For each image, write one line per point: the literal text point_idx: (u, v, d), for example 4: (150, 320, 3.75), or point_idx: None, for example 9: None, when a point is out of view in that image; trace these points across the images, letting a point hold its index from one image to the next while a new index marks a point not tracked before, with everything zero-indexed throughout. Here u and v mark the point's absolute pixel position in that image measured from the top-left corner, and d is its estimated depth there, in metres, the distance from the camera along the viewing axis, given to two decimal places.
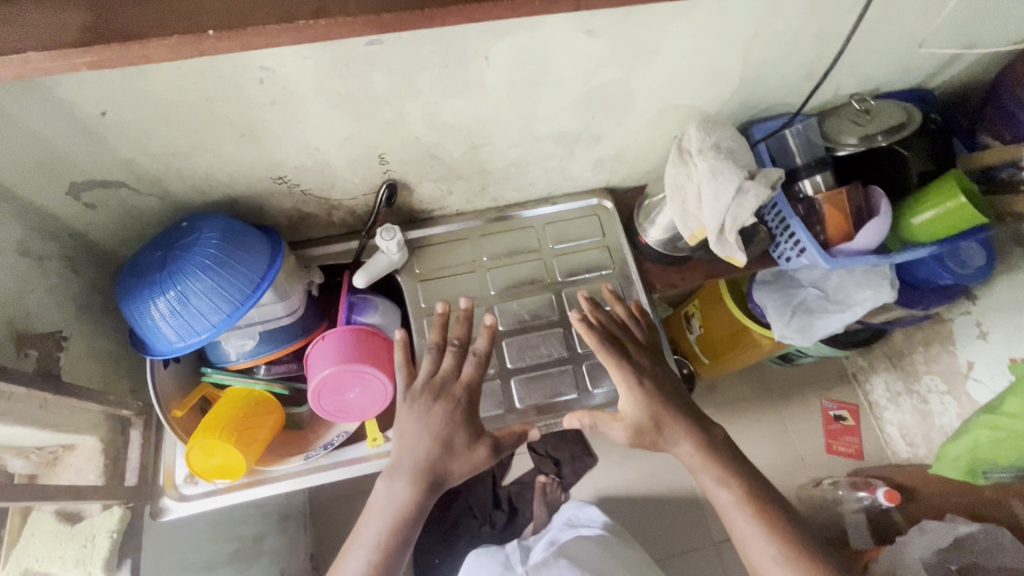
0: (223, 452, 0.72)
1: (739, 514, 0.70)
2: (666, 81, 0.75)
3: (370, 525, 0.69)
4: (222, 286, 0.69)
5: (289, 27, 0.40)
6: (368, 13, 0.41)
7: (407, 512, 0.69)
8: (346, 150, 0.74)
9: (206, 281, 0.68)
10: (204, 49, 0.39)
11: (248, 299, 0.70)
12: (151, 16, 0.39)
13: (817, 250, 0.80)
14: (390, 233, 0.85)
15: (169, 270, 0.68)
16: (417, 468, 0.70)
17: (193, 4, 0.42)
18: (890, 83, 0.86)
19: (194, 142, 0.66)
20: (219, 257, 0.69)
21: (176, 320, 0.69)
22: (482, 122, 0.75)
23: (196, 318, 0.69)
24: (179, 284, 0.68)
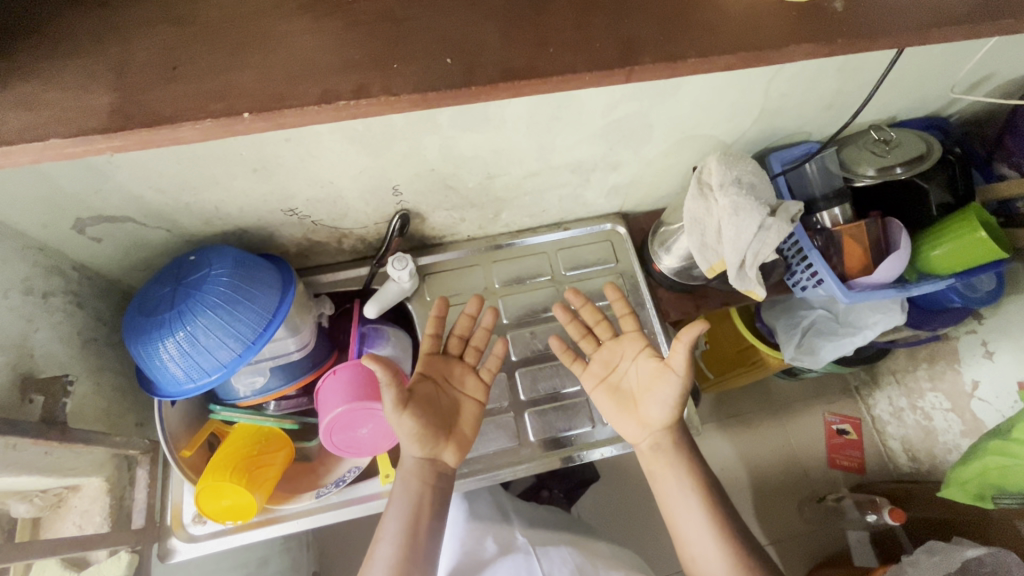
0: (233, 494, 0.69)
1: (696, 518, 0.73)
2: (686, 114, 0.74)
3: (391, 522, 0.71)
4: (234, 325, 0.67)
5: (329, 107, 0.37)
6: (414, 92, 0.37)
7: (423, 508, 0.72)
8: (360, 182, 0.72)
9: (218, 321, 0.67)
10: (238, 131, 0.36)
11: (260, 338, 0.68)
12: (183, 96, 0.37)
13: (835, 283, 0.79)
14: (402, 262, 0.83)
15: (179, 310, 0.66)
16: (421, 463, 0.74)
17: (215, 68, 0.38)
18: (907, 112, 0.85)
19: (205, 179, 0.64)
20: (230, 295, 0.67)
21: (187, 360, 0.67)
22: (498, 154, 0.73)
23: (205, 358, 0.67)
24: (189, 323, 0.66)
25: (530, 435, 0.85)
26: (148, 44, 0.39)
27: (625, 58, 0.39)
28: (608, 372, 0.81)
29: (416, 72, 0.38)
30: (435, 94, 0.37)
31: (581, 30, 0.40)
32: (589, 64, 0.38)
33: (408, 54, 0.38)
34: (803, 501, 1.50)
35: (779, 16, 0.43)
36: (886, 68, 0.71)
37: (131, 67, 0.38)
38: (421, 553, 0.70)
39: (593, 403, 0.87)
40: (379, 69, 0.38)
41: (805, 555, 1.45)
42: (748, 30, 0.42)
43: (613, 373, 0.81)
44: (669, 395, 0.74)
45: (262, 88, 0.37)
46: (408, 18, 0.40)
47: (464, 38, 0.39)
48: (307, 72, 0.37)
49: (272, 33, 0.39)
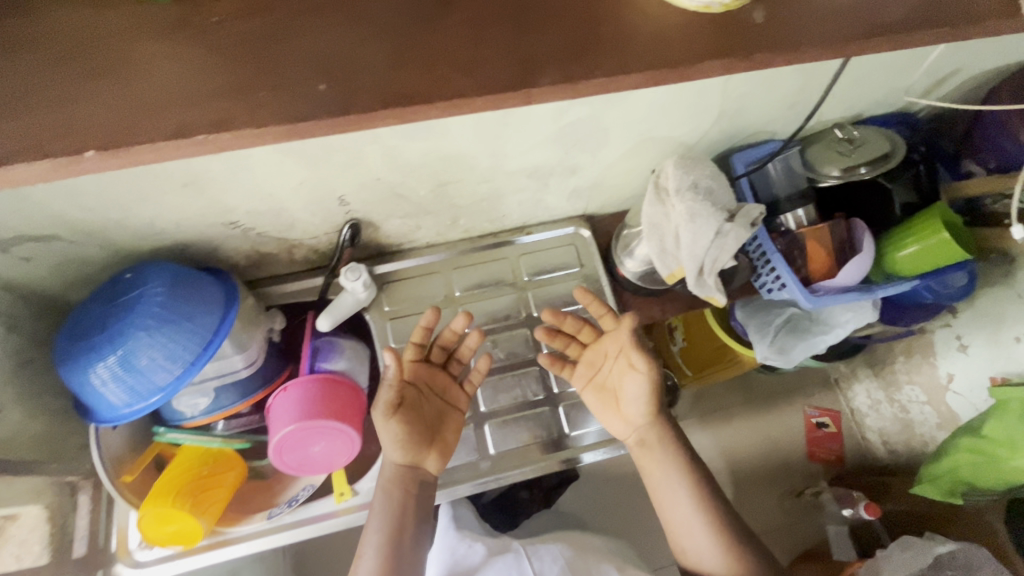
0: (178, 520, 0.67)
1: (690, 516, 0.73)
2: (641, 117, 0.72)
3: (372, 530, 0.70)
4: (170, 346, 0.65)
5: (189, 142, 0.38)
6: (280, 123, 0.38)
7: (400, 515, 0.71)
8: (303, 194, 0.69)
9: (152, 343, 0.64)
10: (83, 168, 0.37)
11: (199, 358, 0.66)
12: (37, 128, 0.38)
13: (797, 288, 0.77)
14: (356, 272, 0.81)
15: (111, 332, 0.63)
16: (399, 470, 0.73)
17: (70, 96, 0.39)
18: (872, 109, 0.83)
19: (134, 196, 0.61)
20: (164, 316, 0.65)
21: (121, 385, 0.64)
22: (448, 161, 0.71)
23: (141, 382, 0.64)
24: (121, 346, 0.63)
25: (490, 449, 0.83)
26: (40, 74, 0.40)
27: (520, 80, 0.39)
28: (594, 372, 0.80)
29: (278, 101, 0.39)
30: (305, 123, 0.38)
31: (475, 48, 0.41)
32: (477, 86, 0.39)
33: (283, 81, 0.40)
34: (783, 495, 1.50)
35: (687, 32, 0.42)
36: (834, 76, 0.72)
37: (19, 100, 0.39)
38: (405, 557, 0.69)
39: (556, 412, 0.85)
40: (247, 102, 0.39)
41: (787, 549, 1.45)
42: (653, 49, 0.41)
43: (598, 374, 0.81)
44: (640, 392, 0.76)
45: (167, 117, 0.39)
46: (282, 37, 0.42)
47: (352, 62, 0.40)
48: (168, 102, 0.39)
49: (136, 64, 0.41)
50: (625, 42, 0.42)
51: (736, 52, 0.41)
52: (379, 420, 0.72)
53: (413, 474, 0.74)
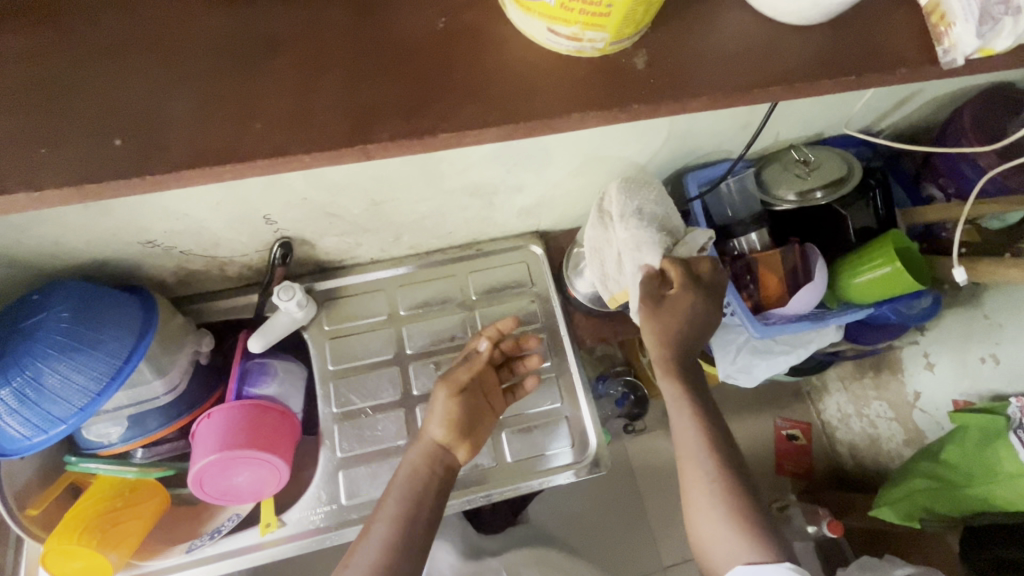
0: (86, 555, 0.64)
1: (719, 516, 0.62)
2: (582, 137, 0.68)
3: (388, 503, 0.66)
4: (72, 377, 0.61)
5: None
6: (63, 179, 0.38)
7: (420, 495, 0.67)
8: (223, 212, 0.65)
9: (52, 374, 0.60)
10: None
11: (105, 390, 0.62)
12: None
13: (745, 315, 0.74)
14: (289, 292, 0.77)
15: (7, 361, 0.59)
16: (430, 450, 0.70)
17: None
18: (830, 130, 0.80)
19: (31, 217, 0.57)
20: (67, 345, 0.61)
21: (17, 417, 0.60)
22: (379, 180, 0.67)
23: (40, 414, 0.61)
24: (22, 374, 0.60)
25: None
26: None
27: (356, 133, 0.40)
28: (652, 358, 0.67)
29: (71, 158, 0.39)
30: (100, 179, 0.38)
31: (304, 98, 0.41)
32: (309, 142, 0.40)
33: (71, 140, 0.39)
34: None
35: (557, 82, 0.43)
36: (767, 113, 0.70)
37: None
38: (420, 535, 0.65)
39: (500, 438, 0.82)
40: (27, 165, 0.38)
41: None
42: (521, 100, 0.42)
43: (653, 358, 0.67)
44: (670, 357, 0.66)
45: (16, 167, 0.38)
46: (73, 96, 0.41)
47: (148, 119, 0.40)
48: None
49: None
50: (460, 95, 0.42)
51: (614, 105, 0.43)
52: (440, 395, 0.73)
53: (443, 453, 0.71)
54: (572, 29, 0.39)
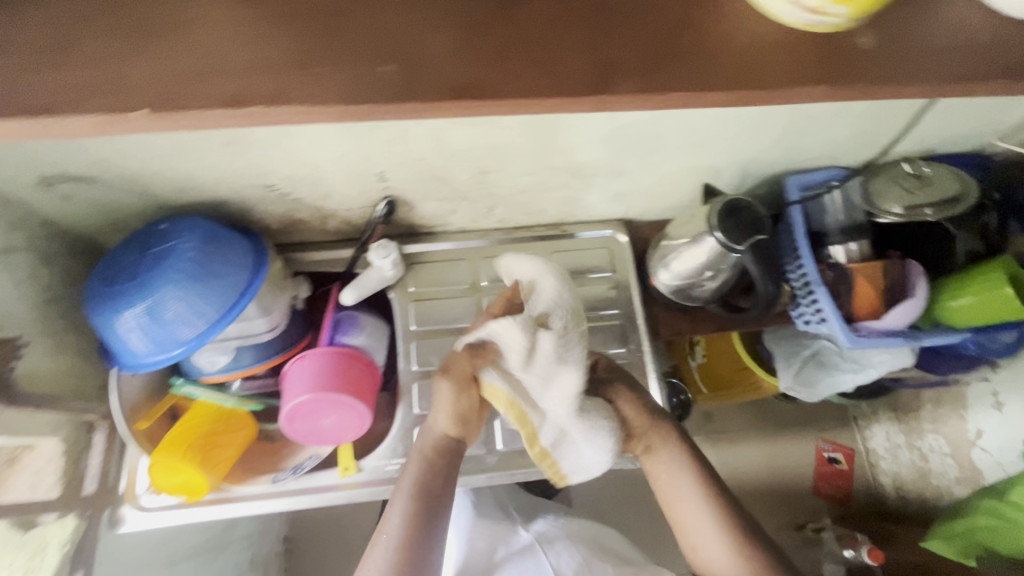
0: (187, 472, 0.68)
1: (701, 517, 0.70)
2: (700, 126, 0.68)
3: (397, 503, 0.66)
4: (197, 302, 0.65)
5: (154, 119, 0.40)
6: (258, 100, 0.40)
7: (429, 482, 0.67)
8: (344, 165, 0.68)
9: (181, 297, 0.64)
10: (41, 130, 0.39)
11: (224, 317, 0.66)
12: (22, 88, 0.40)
13: (840, 325, 0.73)
14: (385, 250, 0.80)
15: (143, 281, 0.64)
16: (433, 446, 0.69)
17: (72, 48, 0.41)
18: (947, 145, 0.77)
19: (177, 149, 0.61)
20: (196, 271, 0.65)
21: (146, 334, 0.65)
22: (494, 149, 0.69)
23: (166, 333, 0.65)
24: (145, 297, 0.63)
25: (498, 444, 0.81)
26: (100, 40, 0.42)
27: (596, 84, 0.42)
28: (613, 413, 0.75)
29: (333, 78, 0.41)
30: (345, 104, 0.41)
31: (546, 47, 0.43)
32: (544, 85, 0.42)
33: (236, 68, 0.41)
34: (782, 525, 1.44)
35: (713, 64, 0.44)
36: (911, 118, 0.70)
37: (77, 52, 0.41)
38: (434, 517, 0.66)
39: None
40: (206, 80, 0.41)
41: None
42: (755, 72, 0.44)
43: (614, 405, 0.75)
44: (630, 415, 0.73)
45: (190, 88, 0.40)
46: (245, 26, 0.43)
47: (407, 49, 0.43)
48: (217, 71, 0.41)
49: (141, 24, 0.43)
50: (633, 62, 0.42)
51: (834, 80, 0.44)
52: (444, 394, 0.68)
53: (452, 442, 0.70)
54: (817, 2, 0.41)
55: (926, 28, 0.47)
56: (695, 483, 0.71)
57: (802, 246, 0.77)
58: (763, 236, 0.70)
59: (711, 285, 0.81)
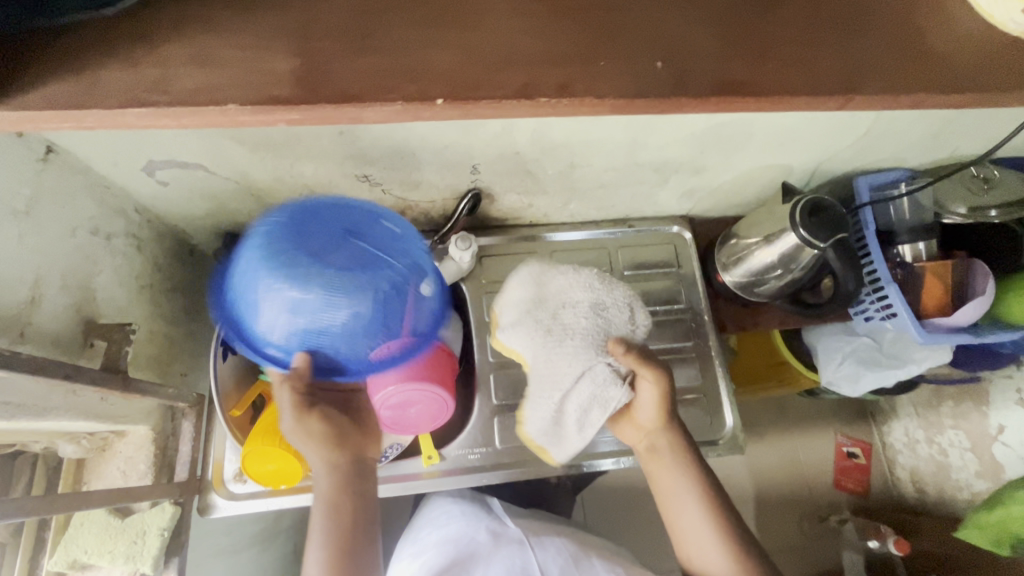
0: (280, 459, 0.69)
1: (697, 528, 0.65)
2: (790, 126, 0.70)
3: (315, 519, 0.65)
4: (356, 311, 0.67)
5: (307, 106, 0.38)
6: (421, 73, 0.38)
7: (345, 509, 0.66)
8: (442, 157, 0.68)
9: (341, 298, 0.66)
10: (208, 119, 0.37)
11: (374, 342, 0.68)
12: (180, 73, 0.38)
13: (911, 321, 0.76)
14: (466, 242, 0.80)
15: (360, 266, 0.68)
16: (336, 462, 0.68)
17: (227, 24, 0.40)
18: (1012, 150, 0.80)
19: (288, 137, 0.61)
20: (391, 288, 0.70)
21: (297, 315, 0.65)
22: (588, 144, 0.70)
23: (315, 324, 0.66)
24: (331, 288, 0.65)
25: None
26: (335, 10, 0.41)
27: (849, 84, 0.41)
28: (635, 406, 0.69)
29: (625, 74, 0.40)
30: (610, 100, 0.39)
31: (809, 49, 0.43)
32: (808, 88, 0.41)
33: (396, 46, 0.40)
34: (806, 517, 1.45)
35: (863, 53, 0.43)
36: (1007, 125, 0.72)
37: (320, 35, 0.40)
38: (357, 546, 0.63)
39: None
40: (373, 50, 0.40)
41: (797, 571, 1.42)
42: (969, 71, 0.43)
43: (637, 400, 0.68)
44: (651, 402, 0.67)
45: (461, 70, 0.39)
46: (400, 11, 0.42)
47: (683, 45, 0.42)
48: (508, 60, 0.40)
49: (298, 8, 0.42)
50: (786, 55, 0.42)
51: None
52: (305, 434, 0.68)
53: (356, 463, 0.70)
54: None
55: None
56: (692, 488, 0.66)
57: (874, 245, 0.80)
58: (843, 235, 0.73)
59: (777, 283, 0.83)
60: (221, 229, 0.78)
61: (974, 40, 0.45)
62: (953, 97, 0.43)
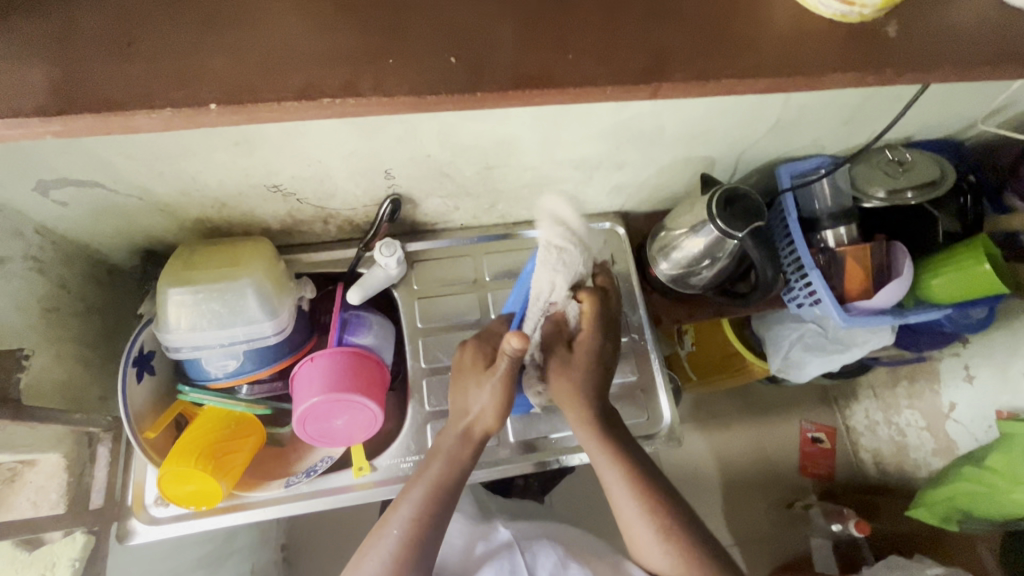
0: (198, 479, 0.67)
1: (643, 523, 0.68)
2: (700, 118, 0.70)
3: (407, 499, 0.68)
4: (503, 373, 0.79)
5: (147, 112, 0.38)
6: (255, 87, 0.39)
7: (447, 487, 0.68)
8: (350, 163, 0.68)
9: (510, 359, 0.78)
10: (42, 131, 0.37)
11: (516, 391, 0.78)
12: (9, 87, 0.37)
13: (834, 305, 0.77)
14: (391, 249, 0.79)
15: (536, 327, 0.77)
16: (463, 431, 0.70)
17: (66, 39, 0.40)
18: (924, 133, 0.82)
19: (182, 148, 0.60)
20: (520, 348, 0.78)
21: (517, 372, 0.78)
22: (499, 144, 0.69)
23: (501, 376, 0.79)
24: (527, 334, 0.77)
25: (508, 436, 0.79)
26: (107, 18, 0.41)
27: (652, 74, 0.42)
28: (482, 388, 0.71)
29: (410, 70, 0.41)
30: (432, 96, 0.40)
31: (605, 36, 0.44)
32: (611, 77, 0.42)
33: (246, 61, 0.40)
34: None
35: (697, 44, 0.44)
36: (908, 102, 0.72)
37: (75, 37, 0.40)
38: (440, 522, 0.67)
39: None
40: (220, 60, 0.40)
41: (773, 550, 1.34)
42: (792, 56, 0.45)
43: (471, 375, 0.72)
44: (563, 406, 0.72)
45: (230, 73, 0.39)
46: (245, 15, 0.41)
47: (479, 41, 0.42)
48: (292, 64, 0.40)
49: (140, 16, 0.41)
50: (623, 45, 0.44)
51: (866, 67, 0.45)
52: (471, 384, 0.71)
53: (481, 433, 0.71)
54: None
55: (939, 20, 0.48)
56: (625, 475, 0.69)
57: (796, 232, 0.80)
58: (760, 224, 0.74)
59: (709, 272, 0.83)
60: (135, 248, 0.76)
61: (793, 27, 0.46)
62: (784, 80, 0.44)
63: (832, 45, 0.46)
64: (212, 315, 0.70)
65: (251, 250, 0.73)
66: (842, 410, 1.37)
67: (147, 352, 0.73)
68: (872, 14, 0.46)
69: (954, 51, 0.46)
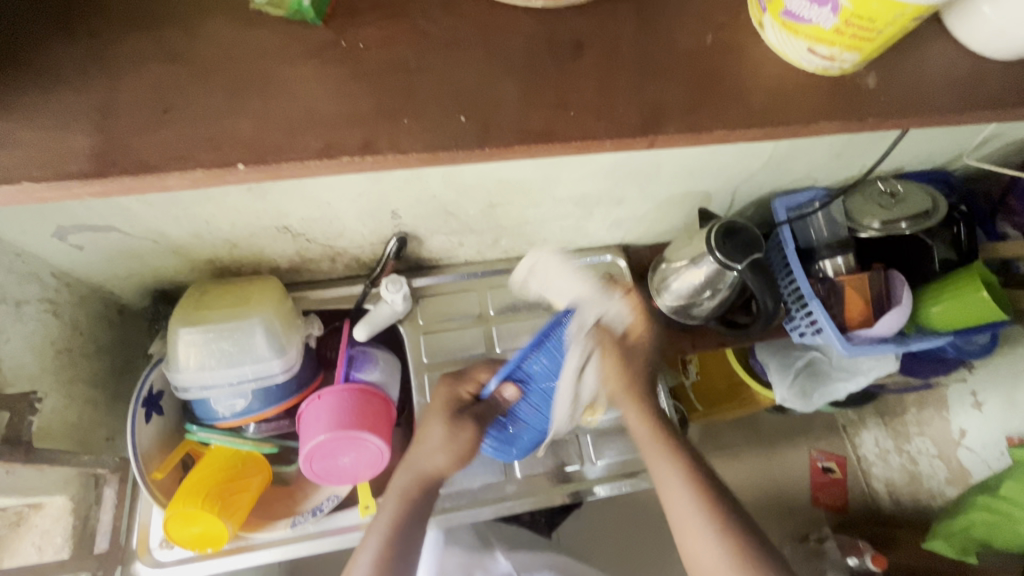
0: (205, 520, 0.67)
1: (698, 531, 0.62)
2: (694, 156, 0.73)
3: (372, 536, 0.65)
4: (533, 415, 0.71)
5: (172, 169, 0.40)
6: (273, 145, 0.42)
7: (402, 526, 0.65)
8: (358, 205, 0.70)
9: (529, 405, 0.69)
10: (72, 189, 0.40)
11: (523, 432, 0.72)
12: (45, 149, 0.40)
13: (836, 334, 0.77)
14: (396, 285, 0.80)
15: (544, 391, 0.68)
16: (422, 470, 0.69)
17: (94, 102, 0.42)
18: (913, 165, 0.84)
19: (200, 194, 0.63)
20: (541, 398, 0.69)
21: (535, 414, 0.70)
22: (502, 183, 0.72)
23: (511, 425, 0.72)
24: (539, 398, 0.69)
25: (517, 471, 0.78)
26: (134, 78, 0.43)
27: (647, 126, 0.45)
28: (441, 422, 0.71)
29: (422, 129, 0.44)
30: (439, 151, 0.43)
31: (603, 92, 0.46)
32: (611, 129, 0.45)
33: (266, 119, 0.43)
34: None
35: (687, 94, 0.47)
36: (895, 139, 0.74)
37: (118, 107, 0.42)
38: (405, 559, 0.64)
39: (581, 440, 0.80)
40: (240, 118, 0.43)
41: None
42: (780, 105, 0.48)
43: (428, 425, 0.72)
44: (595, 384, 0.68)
45: (258, 136, 0.42)
46: (264, 73, 0.44)
47: (482, 98, 0.45)
48: (309, 125, 0.43)
49: (160, 74, 0.43)
50: (618, 97, 0.46)
51: (847, 115, 0.48)
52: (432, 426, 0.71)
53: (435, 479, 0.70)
54: (832, 50, 0.45)
55: (919, 67, 0.51)
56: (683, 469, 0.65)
57: (795, 263, 0.82)
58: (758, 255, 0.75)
59: (710, 303, 0.84)
60: (145, 288, 0.78)
61: (780, 78, 0.49)
62: (766, 128, 0.47)
63: (819, 92, 0.49)
64: (221, 354, 0.71)
65: (260, 289, 0.74)
66: (851, 437, 1.32)
67: (156, 392, 0.74)
68: (853, 68, 0.49)
69: (929, 98, 0.49)
